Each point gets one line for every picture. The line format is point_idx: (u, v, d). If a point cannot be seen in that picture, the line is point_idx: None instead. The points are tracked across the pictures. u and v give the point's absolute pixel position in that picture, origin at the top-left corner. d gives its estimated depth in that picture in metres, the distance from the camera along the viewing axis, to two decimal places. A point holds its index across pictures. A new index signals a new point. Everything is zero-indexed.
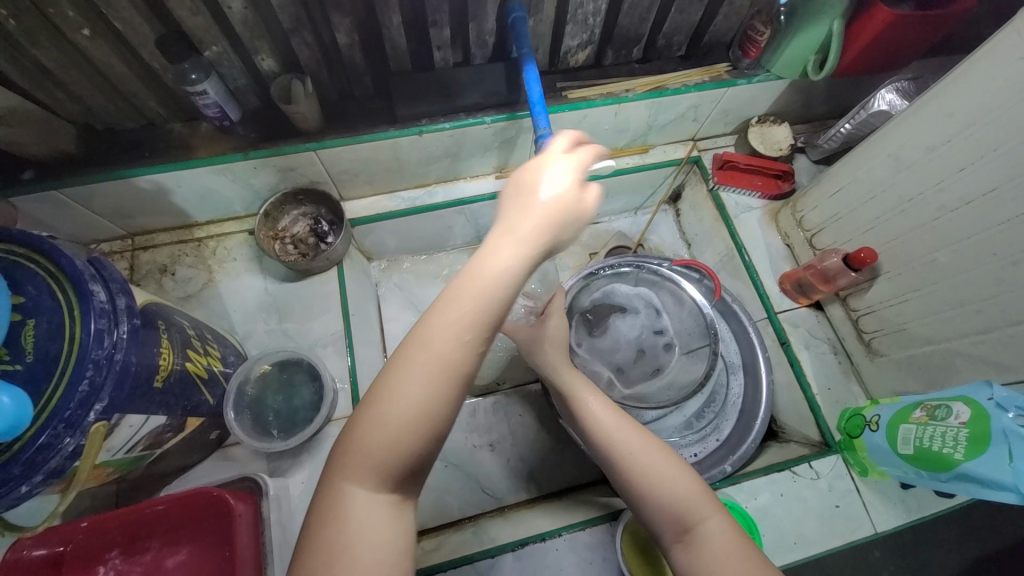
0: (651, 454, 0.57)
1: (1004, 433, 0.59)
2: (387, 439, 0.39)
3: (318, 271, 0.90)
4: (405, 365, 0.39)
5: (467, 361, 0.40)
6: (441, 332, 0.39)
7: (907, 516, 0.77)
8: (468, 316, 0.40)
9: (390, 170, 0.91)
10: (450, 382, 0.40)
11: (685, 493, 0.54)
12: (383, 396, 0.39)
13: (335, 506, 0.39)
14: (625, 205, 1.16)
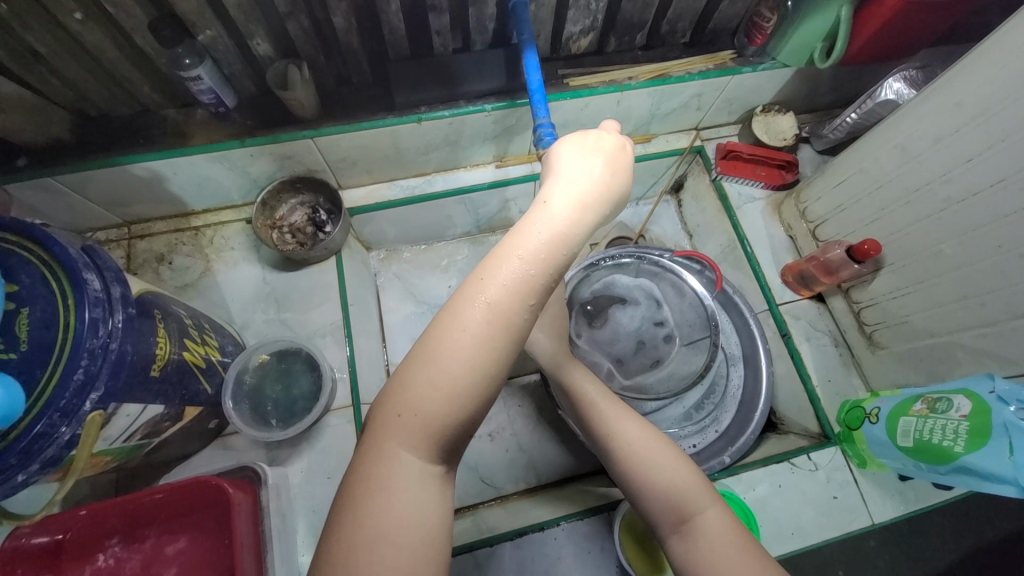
0: (650, 447, 0.57)
1: (1005, 427, 0.58)
2: (434, 404, 0.39)
3: (316, 260, 0.89)
4: (459, 324, 0.39)
5: (521, 326, 0.40)
6: (502, 294, 0.40)
7: (905, 508, 0.77)
8: (529, 280, 0.40)
9: (389, 158, 0.90)
10: (504, 347, 0.40)
11: (683, 484, 0.54)
12: (435, 357, 0.39)
13: (381, 472, 0.39)
14: None
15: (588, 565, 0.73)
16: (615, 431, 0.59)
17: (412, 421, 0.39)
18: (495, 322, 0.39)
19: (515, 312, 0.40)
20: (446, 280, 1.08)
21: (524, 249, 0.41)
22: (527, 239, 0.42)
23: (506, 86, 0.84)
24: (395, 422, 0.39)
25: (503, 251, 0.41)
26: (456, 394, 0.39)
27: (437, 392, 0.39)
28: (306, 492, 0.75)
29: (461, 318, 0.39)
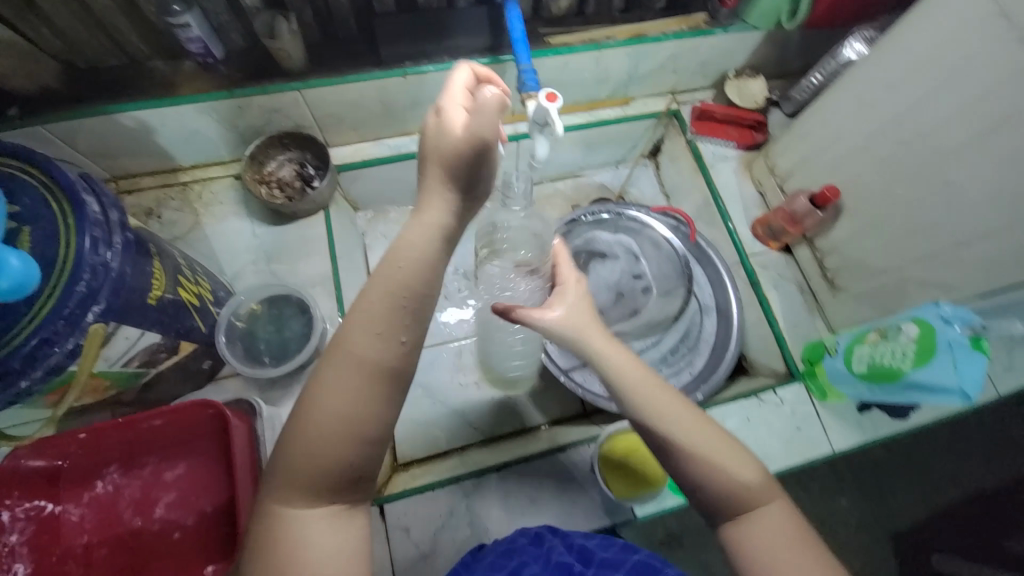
0: (705, 440, 0.52)
1: (950, 344, 0.64)
2: (317, 453, 0.43)
3: (303, 215, 0.92)
4: (325, 384, 0.43)
5: (388, 361, 0.44)
6: (359, 341, 0.43)
7: (864, 436, 0.83)
8: (383, 321, 0.43)
9: (375, 114, 0.93)
10: (373, 384, 0.43)
11: (736, 479, 0.51)
12: (309, 418, 0.43)
13: (276, 529, 0.43)
14: (607, 158, 1.18)
15: (570, 491, 0.78)
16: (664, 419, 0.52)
17: (292, 476, 0.43)
18: (365, 377, 0.43)
19: (373, 355, 0.43)
20: None
21: (373, 300, 0.43)
22: (379, 285, 0.44)
23: (490, 42, 0.86)
24: (281, 476, 0.44)
25: (357, 307, 0.44)
26: (325, 451, 0.43)
27: (313, 450, 0.43)
28: None
29: (327, 377, 0.43)
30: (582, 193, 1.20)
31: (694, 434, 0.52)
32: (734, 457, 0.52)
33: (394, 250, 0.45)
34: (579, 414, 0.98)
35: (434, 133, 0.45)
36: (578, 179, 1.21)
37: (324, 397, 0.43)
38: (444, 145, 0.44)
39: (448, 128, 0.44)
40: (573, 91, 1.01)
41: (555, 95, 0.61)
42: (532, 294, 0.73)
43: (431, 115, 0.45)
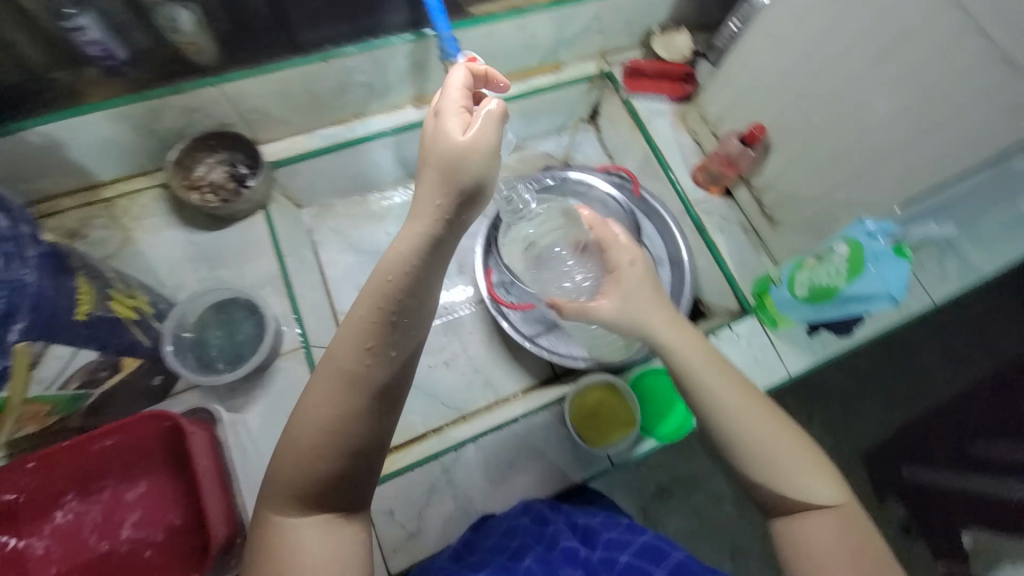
0: (773, 439, 0.57)
1: (877, 255, 0.69)
2: (307, 462, 0.49)
3: (243, 216, 0.90)
4: (313, 401, 0.49)
5: (368, 375, 0.49)
6: (343, 356, 0.49)
7: (816, 357, 0.88)
8: (360, 337, 0.49)
9: (303, 105, 0.90)
10: (354, 395, 0.49)
11: (797, 475, 0.56)
12: (301, 431, 0.49)
13: (275, 534, 0.49)
14: (548, 126, 1.18)
15: (547, 449, 0.81)
16: (732, 415, 0.58)
17: (285, 485, 0.49)
18: (344, 389, 0.49)
19: (354, 369, 0.49)
20: (383, 228, 1.09)
21: (354, 318, 0.50)
22: (360, 303, 0.50)
23: (408, 16, 0.84)
24: (276, 487, 0.50)
25: (345, 326, 0.50)
26: (307, 462, 0.49)
27: (299, 463, 0.49)
28: (268, 434, 0.74)
29: (317, 392, 0.49)
30: (528, 165, 1.19)
31: (761, 432, 0.57)
32: (797, 455, 0.56)
33: (385, 262, 0.50)
34: (551, 378, 0.99)
35: (435, 132, 0.52)
36: (522, 151, 1.20)
37: (309, 412, 0.49)
38: (441, 140, 0.51)
39: (441, 136, 0.51)
40: (502, 60, 1.00)
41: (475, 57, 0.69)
42: (586, 273, 0.79)
43: (433, 121, 0.53)
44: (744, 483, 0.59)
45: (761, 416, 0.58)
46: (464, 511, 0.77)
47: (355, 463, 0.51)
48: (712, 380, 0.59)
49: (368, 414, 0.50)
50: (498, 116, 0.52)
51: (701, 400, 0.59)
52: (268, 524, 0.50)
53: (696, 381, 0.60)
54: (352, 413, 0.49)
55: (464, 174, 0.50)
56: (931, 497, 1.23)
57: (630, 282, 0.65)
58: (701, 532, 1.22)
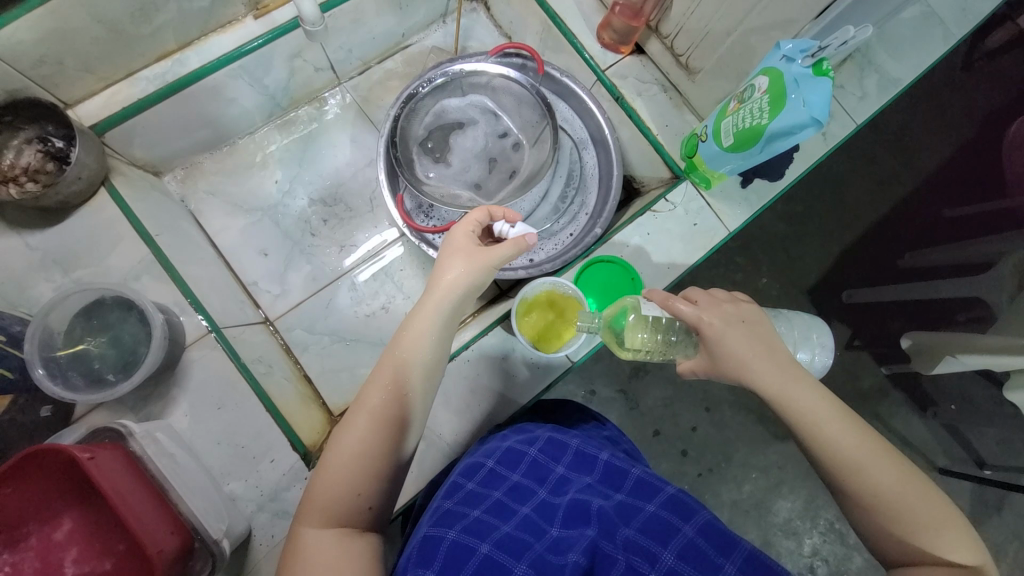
0: (902, 491, 0.52)
1: (796, 81, 0.62)
2: (331, 487, 0.54)
3: (79, 201, 0.74)
4: (349, 433, 0.56)
5: (386, 411, 0.57)
6: (370, 399, 0.57)
7: (751, 208, 0.86)
8: (385, 383, 0.58)
9: (103, 42, 0.70)
10: (374, 428, 0.56)
11: (924, 526, 0.51)
12: (329, 456, 0.56)
13: (299, 550, 0.52)
14: (428, 14, 0.99)
15: (505, 369, 0.78)
16: (848, 458, 0.53)
17: (315, 504, 0.54)
18: (376, 428, 0.56)
19: (376, 405, 0.57)
20: (270, 176, 0.95)
21: (383, 366, 0.59)
22: (389, 357, 0.60)
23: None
24: (310, 502, 0.54)
25: (377, 369, 0.60)
26: (340, 485, 0.54)
27: (332, 482, 0.54)
28: (200, 432, 0.67)
29: (353, 427, 0.56)
30: (417, 66, 1.03)
31: (887, 483, 0.52)
32: (926, 509, 0.51)
33: (405, 323, 0.62)
34: (497, 294, 0.94)
35: (461, 234, 0.66)
36: (406, 50, 1.02)
37: (343, 443, 0.56)
38: (466, 244, 0.64)
39: (457, 239, 0.66)
40: None
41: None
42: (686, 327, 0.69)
43: (463, 224, 0.67)
44: (856, 523, 0.56)
45: (889, 472, 0.53)
46: (435, 448, 0.75)
47: (379, 487, 0.56)
48: (832, 428, 0.55)
49: (394, 447, 0.57)
50: (518, 247, 0.64)
51: (812, 438, 0.55)
52: (294, 539, 0.53)
53: (804, 423, 0.56)
54: (381, 446, 0.56)
55: (476, 278, 0.63)
56: (866, 312, 1.34)
57: (725, 333, 0.61)
58: (676, 399, 1.29)
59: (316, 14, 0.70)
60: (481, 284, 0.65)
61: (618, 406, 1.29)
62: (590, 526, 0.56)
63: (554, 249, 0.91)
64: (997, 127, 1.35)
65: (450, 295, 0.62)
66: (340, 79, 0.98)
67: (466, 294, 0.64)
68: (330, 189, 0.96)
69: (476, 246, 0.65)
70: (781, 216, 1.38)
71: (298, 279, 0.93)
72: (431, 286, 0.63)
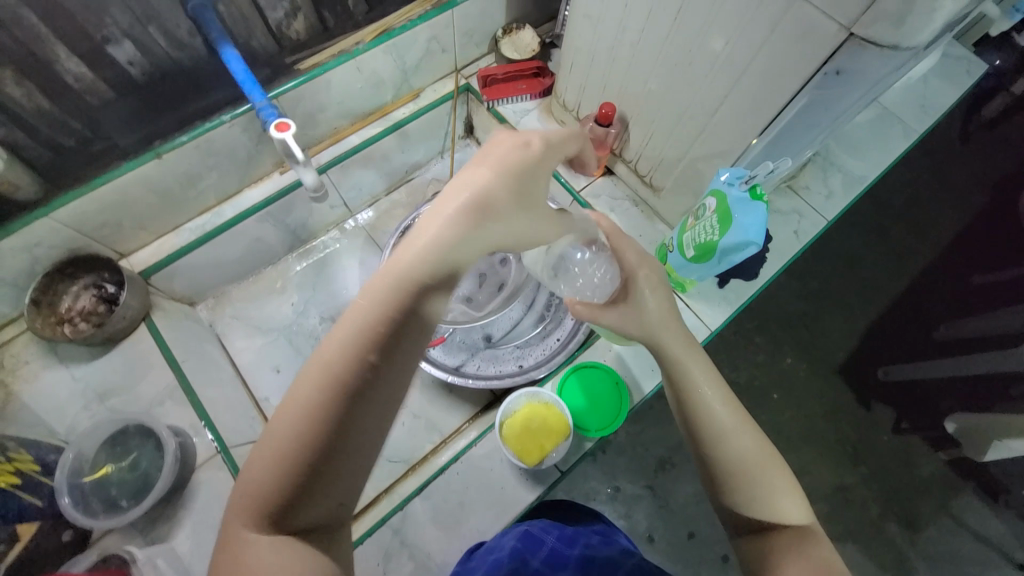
0: (760, 456, 0.52)
1: (737, 200, 0.70)
2: (261, 479, 0.35)
3: (123, 335, 0.85)
4: (298, 393, 0.35)
5: (356, 373, 0.35)
6: (338, 347, 0.35)
7: (732, 306, 0.90)
8: (366, 322, 0.36)
9: (156, 205, 0.86)
10: (336, 396, 0.35)
11: (774, 490, 0.51)
12: (271, 427, 0.36)
13: (226, 562, 0.35)
14: (427, 153, 1.16)
15: (493, 481, 0.79)
16: (719, 417, 0.53)
17: (244, 500, 0.35)
18: (336, 397, 0.35)
19: (345, 361, 0.35)
20: (286, 299, 1.06)
21: (371, 293, 0.37)
22: (384, 275, 0.37)
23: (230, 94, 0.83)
24: (242, 493, 0.36)
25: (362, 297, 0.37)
26: (280, 471, 0.35)
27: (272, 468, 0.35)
28: (199, 555, 0.71)
29: (303, 387, 0.35)
30: (418, 195, 1.18)
31: (756, 456, 0.52)
32: (776, 474, 0.52)
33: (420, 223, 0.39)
34: (491, 401, 0.96)
35: (509, 130, 0.44)
36: (409, 182, 1.19)
37: (291, 411, 0.35)
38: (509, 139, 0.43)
39: (509, 134, 0.44)
40: (357, 101, 0.98)
41: (286, 123, 0.72)
42: (607, 274, 0.69)
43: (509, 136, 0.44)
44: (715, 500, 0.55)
45: (758, 446, 0.53)
46: (425, 569, 0.74)
47: (341, 484, 0.37)
48: (709, 391, 0.55)
49: (365, 425, 0.36)
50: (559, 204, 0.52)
51: (688, 397, 0.55)
52: (217, 544, 0.36)
53: (691, 392, 0.55)
54: (341, 428, 0.35)
55: (516, 189, 0.42)
56: (910, 387, 1.36)
57: (645, 293, 0.60)
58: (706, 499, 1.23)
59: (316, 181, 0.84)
60: (522, 198, 0.43)
61: (645, 503, 1.24)
62: None
63: (542, 355, 0.92)
64: (1008, 194, 1.49)
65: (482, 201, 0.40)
66: (352, 211, 1.13)
67: (500, 211, 0.41)
68: (340, 306, 1.06)
69: (523, 159, 0.43)
70: (799, 295, 1.44)
71: None
72: (457, 187, 0.40)
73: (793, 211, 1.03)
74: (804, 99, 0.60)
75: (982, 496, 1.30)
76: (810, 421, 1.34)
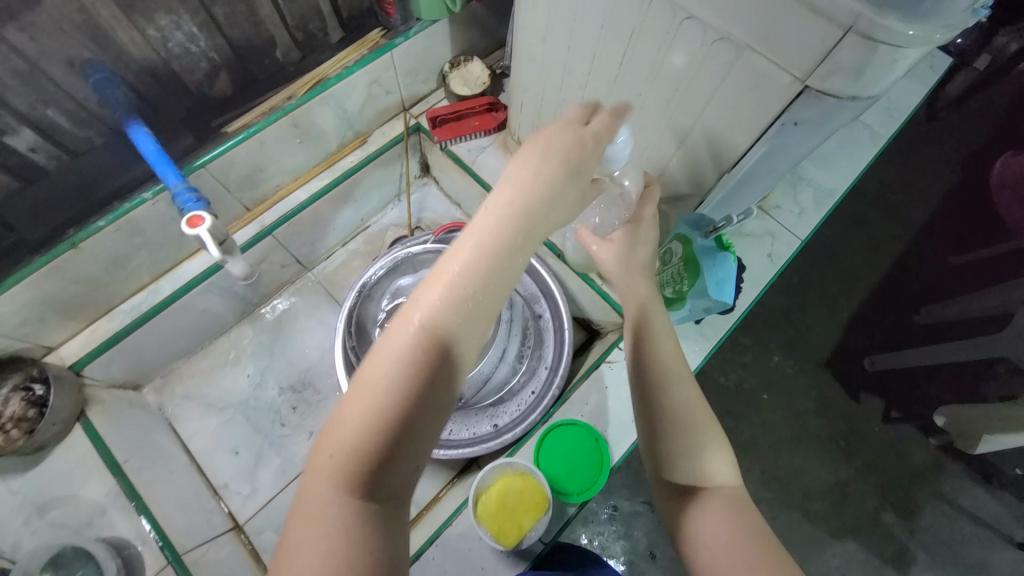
0: (696, 408, 0.53)
1: (706, 252, 0.70)
2: (353, 436, 0.37)
3: (57, 440, 0.78)
4: (391, 350, 0.38)
5: (448, 330, 0.39)
6: (428, 305, 0.39)
7: (710, 341, 0.85)
8: (455, 281, 0.39)
9: (81, 295, 0.78)
10: (426, 351, 0.38)
11: (707, 446, 0.52)
12: (360, 383, 0.38)
13: (305, 522, 0.36)
14: (382, 198, 1.10)
15: (472, 562, 0.73)
16: (667, 360, 0.55)
17: (334, 456, 0.37)
18: (429, 352, 0.38)
19: (439, 318, 0.39)
20: (241, 371, 1.00)
21: (456, 256, 0.40)
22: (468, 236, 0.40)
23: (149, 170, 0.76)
24: (331, 450, 0.38)
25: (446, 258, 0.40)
26: (368, 433, 0.37)
27: (359, 428, 0.37)
28: None
29: (395, 343, 0.38)
30: (376, 243, 1.12)
31: (698, 410, 0.53)
32: (711, 432, 0.53)
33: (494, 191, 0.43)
34: (468, 464, 0.91)
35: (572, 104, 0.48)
36: (366, 229, 1.13)
37: (385, 363, 0.38)
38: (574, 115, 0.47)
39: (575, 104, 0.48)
40: (298, 156, 0.91)
41: (200, 217, 0.67)
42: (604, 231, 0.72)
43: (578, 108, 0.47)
44: (649, 459, 0.55)
45: (699, 403, 0.54)
46: None
47: (421, 443, 0.39)
48: (664, 338, 0.57)
49: (449, 381, 0.39)
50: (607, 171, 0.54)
51: (641, 340, 0.57)
52: (293, 503, 0.38)
53: (652, 340, 0.56)
54: (431, 381, 0.38)
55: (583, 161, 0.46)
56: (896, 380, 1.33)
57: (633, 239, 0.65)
58: None
59: (243, 270, 0.83)
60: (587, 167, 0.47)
61: (645, 520, 1.20)
62: None
63: (517, 412, 0.88)
64: (978, 174, 1.47)
65: (559, 172, 0.42)
66: (307, 267, 1.07)
67: (574, 182, 0.44)
68: (299, 374, 1.00)
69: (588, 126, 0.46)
70: (779, 291, 1.42)
71: (268, 475, 0.93)
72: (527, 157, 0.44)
73: (765, 233, 0.99)
74: (761, 149, 0.56)
75: (977, 477, 1.28)
76: (801, 429, 1.31)
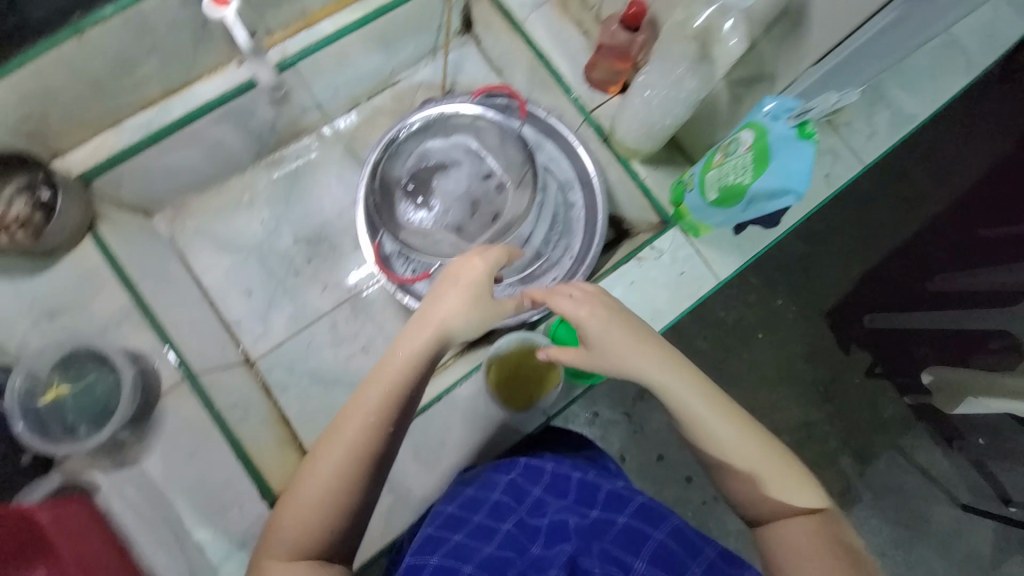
0: (760, 457, 0.60)
1: (782, 139, 0.60)
2: (297, 516, 0.55)
3: (65, 249, 0.77)
4: (325, 457, 0.56)
5: (366, 442, 0.56)
6: (349, 429, 0.56)
7: (744, 256, 0.78)
8: (364, 411, 0.57)
9: (86, 94, 0.71)
10: (347, 459, 0.55)
11: (785, 484, 0.60)
12: (297, 484, 0.56)
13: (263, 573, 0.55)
14: (416, 51, 0.99)
15: (477, 422, 0.76)
16: (713, 425, 0.59)
17: (283, 529, 0.55)
18: (350, 460, 0.55)
19: (354, 438, 0.56)
20: (256, 216, 0.96)
21: (365, 396, 0.58)
22: (379, 378, 0.59)
23: None
24: (279, 526, 0.56)
25: (359, 396, 0.58)
26: (309, 514, 0.55)
27: (305, 508, 0.55)
28: (173, 477, 0.69)
29: (325, 453, 0.56)
30: (405, 102, 1.03)
31: (760, 462, 0.60)
32: (785, 470, 0.61)
33: (395, 347, 0.61)
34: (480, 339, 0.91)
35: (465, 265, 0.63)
36: (394, 86, 1.03)
37: (314, 472, 0.56)
38: (471, 277, 0.62)
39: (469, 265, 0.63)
40: None
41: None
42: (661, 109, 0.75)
43: (467, 258, 0.63)
44: (728, 492, 0.63)
45: (754, 449, 0.60)
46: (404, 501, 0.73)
47: (350, 514, 0.56)
48: (697, 402, 0.60)
49: (368, 477, 0.56)
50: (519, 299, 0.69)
51: (678, 408, 0.60)
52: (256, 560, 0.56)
53: (679, 405, 0.60)
54: (354, 475, 0.56)
55: (480, 310, 0.63)
56: None
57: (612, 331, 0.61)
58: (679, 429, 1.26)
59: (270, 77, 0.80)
60: (482, 317, 0.63)
61: (620, 428, 1.27)
62: (568, 543, 0.67)
63: None
64: None
65: (449, 326, 0.61)
66: (329, 115, 0.99)
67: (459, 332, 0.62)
68: (315, 228, 0.97)
69: (480, 284, 0.62)
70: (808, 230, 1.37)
71: (279, 320, 0.94)
72: (429, 313, 0.62)
73: (827, 151, 0.92)
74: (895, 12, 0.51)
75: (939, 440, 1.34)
76: (796, 362, 1.35)
